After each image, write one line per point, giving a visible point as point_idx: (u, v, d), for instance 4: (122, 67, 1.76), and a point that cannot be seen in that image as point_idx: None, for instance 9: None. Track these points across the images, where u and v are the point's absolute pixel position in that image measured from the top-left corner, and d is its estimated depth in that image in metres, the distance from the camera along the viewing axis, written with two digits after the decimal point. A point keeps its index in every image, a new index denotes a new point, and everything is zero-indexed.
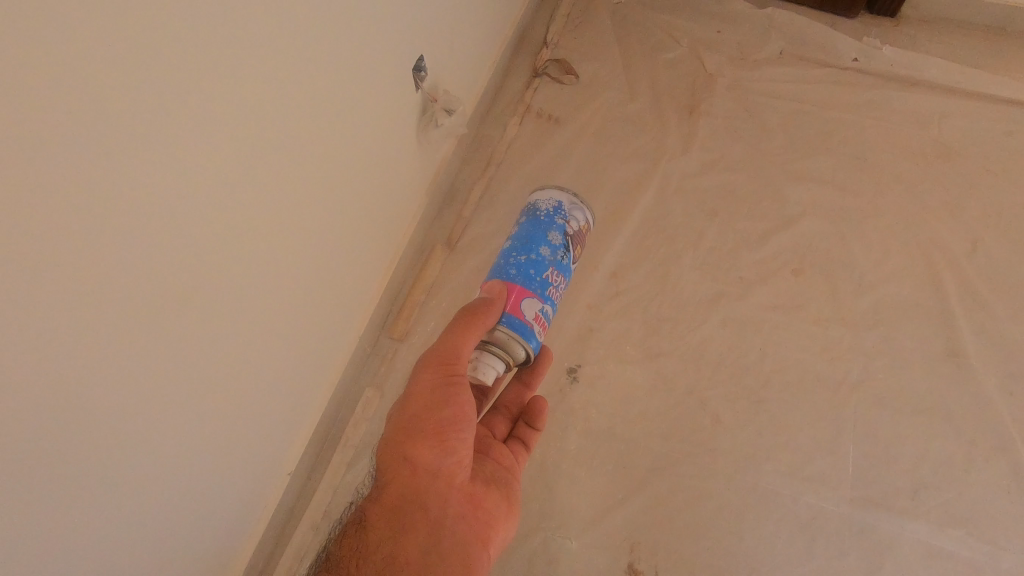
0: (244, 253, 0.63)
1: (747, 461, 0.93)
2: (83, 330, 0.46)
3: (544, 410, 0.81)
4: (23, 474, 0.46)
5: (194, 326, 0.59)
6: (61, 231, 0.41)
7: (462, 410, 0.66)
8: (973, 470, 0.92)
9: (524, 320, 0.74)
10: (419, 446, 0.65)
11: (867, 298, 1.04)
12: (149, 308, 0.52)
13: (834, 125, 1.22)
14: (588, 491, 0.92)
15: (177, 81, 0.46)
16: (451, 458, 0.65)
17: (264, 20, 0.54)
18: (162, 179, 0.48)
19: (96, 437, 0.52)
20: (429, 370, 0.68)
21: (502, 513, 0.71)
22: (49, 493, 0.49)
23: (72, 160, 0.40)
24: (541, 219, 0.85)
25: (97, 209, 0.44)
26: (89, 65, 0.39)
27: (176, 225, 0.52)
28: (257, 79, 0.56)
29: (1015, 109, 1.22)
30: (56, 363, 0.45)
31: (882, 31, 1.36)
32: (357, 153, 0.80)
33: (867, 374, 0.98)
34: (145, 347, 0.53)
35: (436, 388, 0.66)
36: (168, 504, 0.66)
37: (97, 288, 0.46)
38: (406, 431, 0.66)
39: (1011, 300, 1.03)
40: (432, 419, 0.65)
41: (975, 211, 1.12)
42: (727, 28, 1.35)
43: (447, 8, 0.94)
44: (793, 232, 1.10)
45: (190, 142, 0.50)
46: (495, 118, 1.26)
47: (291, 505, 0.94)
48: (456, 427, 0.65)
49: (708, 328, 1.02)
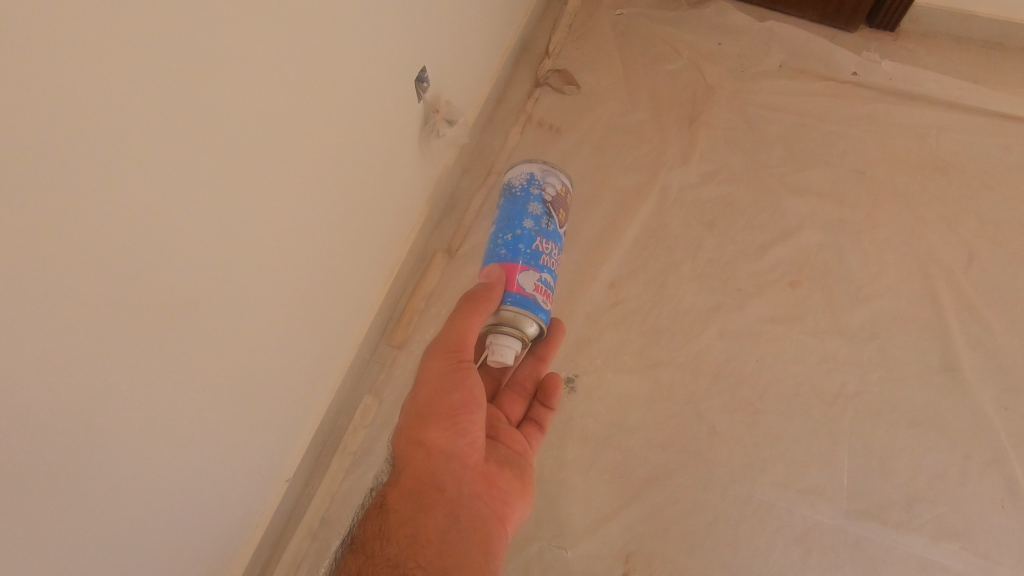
0: (256, 235, 0.65)
1: (743, 472, 0.93)
2: (89, 340, 0.48)
3: (558, 387, 0.82)
4: (44, 445, 0.48)
5: (208, 306, 0.61)
6: (87, 211, 0.43)
7: (471, 392, 0.67)
8: (968, 483, 0.92)
9: (524, 293, 0.74)
10: (432, 428, 0.65)
11: (864, 310, 1.05)
12: (165, 287, 0.54)
13: (833, 137, 1.23)
14: (584, 500, 0.92)
15: (183, 99, 0.48)
16: (463, 439, 0.66)
17: (274, 12, 0.56)
18: (180, 161, 0.50)
19: (114, 414, 0.54)
20: (438, 356, 0.69)
21: (517, 493, 0.71)
22: (67, 466, 0.51)
23: (83, 178, 0.42)
24: (517, 194, 0.82)
25: (104, 223, 0.45)
26: (99, 87, 0.41)
27: (194, 207, 0.53)
28: (268, 67, 0.57)
29: (1013, 123, 1.23)
30: (78, 339, 0.47)
31: (882, 44, 1.39)
32: (363, 151, 0.82)
33: (863, 387, 0.99)
34: (160, 326, 0.55)
35: (444, 373, 0.68)
36: (180, 483, 0.68)
37: (102, 299, 0.47)
38: (419, 415, 0.67)
39: (1006, 314, 1.04)
40: (444, 402, 0.66)
41: (972, 224, 1.13)
42: (728, 39, 1.37)
43: (450, 20, 0.96)
44: (790, 243, 1.11)
45: (195, 157, 0.51)
46: (497, 128, 1.27)
47: (289, 510, 0.95)
48: (466, 409, 0.66)
49: (706, 339, 1.03)
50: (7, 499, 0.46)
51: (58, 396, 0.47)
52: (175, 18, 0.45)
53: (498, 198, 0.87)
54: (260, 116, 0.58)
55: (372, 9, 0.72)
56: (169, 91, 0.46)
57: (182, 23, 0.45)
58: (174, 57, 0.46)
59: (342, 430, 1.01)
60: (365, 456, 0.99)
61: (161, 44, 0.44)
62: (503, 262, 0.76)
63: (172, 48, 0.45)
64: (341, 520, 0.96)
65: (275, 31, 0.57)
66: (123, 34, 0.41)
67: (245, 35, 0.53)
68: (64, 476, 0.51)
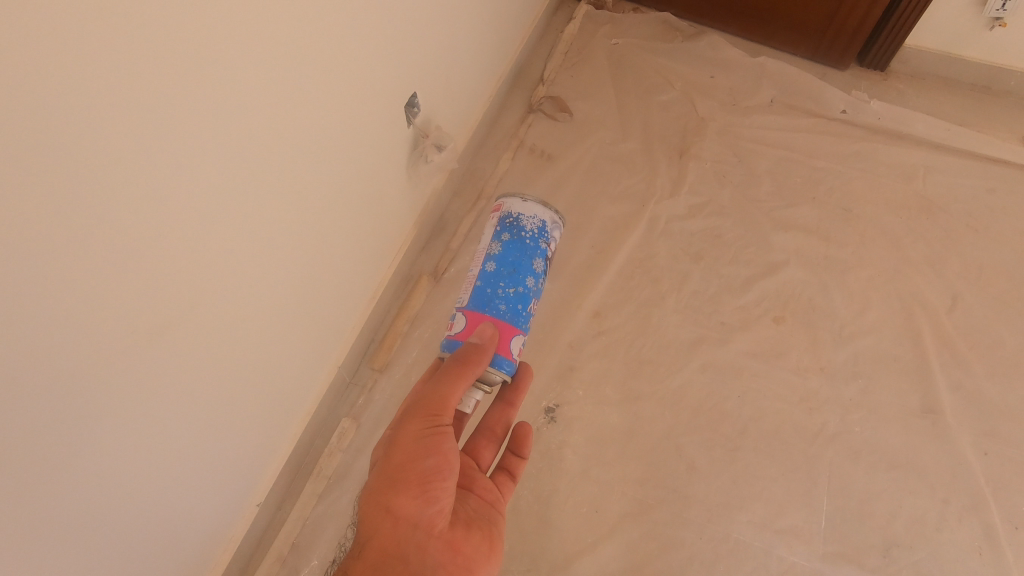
0: (235, 272, 0.64)
1: (720, 511, 0.92)
2: (51, 364, 0.46)
3: (529, 437, 0.81)
4: (21, 477, 0.47)
5: (181, 343, 0.59)
6: (71, 252, 0.44)
7: (446, 459, 0.64)
8: (946, 529, 0.91)
9: (511, 358, 0.76)
10: (401, 495, 0.62)
11: (847, 349, 1.05)
12: (147, 324, 0.54)
13: (821, 174, 1.24)
14: (559, 535, 0.91)
15: (160, 120, 0.47)
16: (434, 508, 0.62)
17: (271, 51, 0.57)
18: (167, 200, 0.50)
19: (91, 447, 0.53)
20: (416, 419, 0.66)
21: (484, 557, 0.65)
22: (42, 500, 0.51)
23: (71, 212, 0.42)
24: (527, 244, 0.81)
25: (68, 244, 0.43)
26: (68, 103, 0.39)
27: (174, 245, 0.53)
28: (260, 105, 0.58)
29: (998, 167, 1.25)
30: (62, 374, 0.47)
31: (871, 84, 1.41)
32: (351, 179, 0.82)
33: (844, 426, 0.99)
34: (138, 362, 0.55)
35: (421, 436, 0.64)
36: (151, 515, 0.67)
37: (65, 323, 0.45)
38: (389, 480, 0.63)
39: (987, 358, 1.04)
40: (416, 468, 0.63)
41: (956, 266, 1.14)
42: (721, 73, 1.38)
43: (443, 46, 0.96)
44: (776, 279, 1.11)
45: (170, 178, 0.50)
46: (488, 152, 1.28)
47: (259, 535, 0.93)
48: (439, 476, 0.63)
49: (688, 373, 1.03)
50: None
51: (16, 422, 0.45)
52: (157, 36, 0.44)
53: (497, 230, 0.83)
54: (241, 138, 0.57)
55: (362, 34, 0.72)
56: (146, 110, 0.45)
57: (167, 42, 0.45)
58: (154, 76, 0.45)
59: (318, 453, 1.00)
60: (340, 481, 0.98)
61: (140, 62, 0.43)
62: (501, 322, 0.75)
63: (152, 67, 0.44)
64: (311, 547, 0.94)
65: (270, 67, 0.58)
66: (118, 73, 0.42)
67: (230, 55, 0.52)
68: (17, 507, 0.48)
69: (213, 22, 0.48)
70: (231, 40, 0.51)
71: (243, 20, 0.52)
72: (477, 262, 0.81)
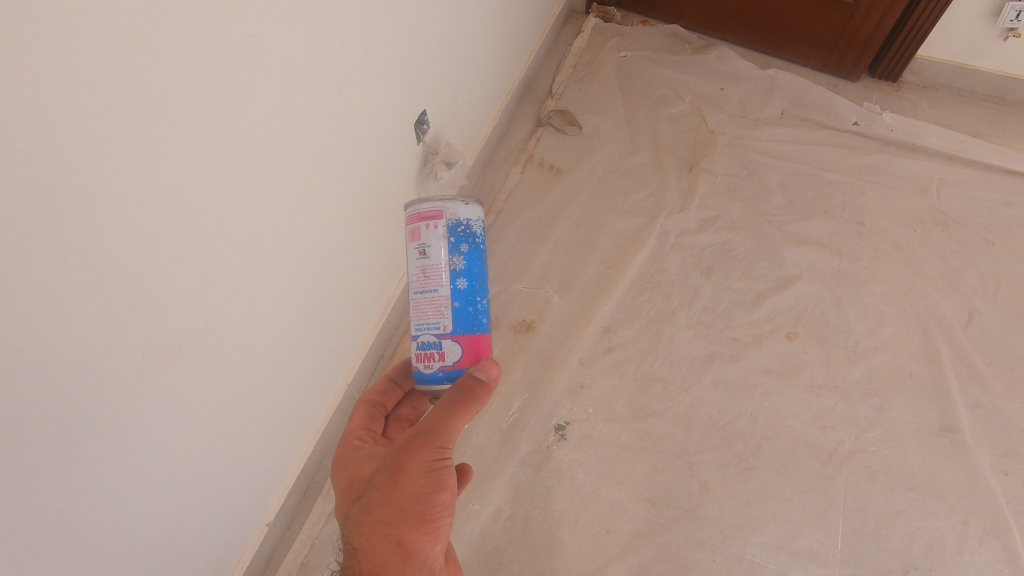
0: (240, 300, 0.64)
1: (734, 531, 0.91)
2: (56, 388, 0.45)
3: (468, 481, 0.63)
4: (43, 499, 0.48)
5: (188, 374, 0.60)
6: (90, 284, 0.45)
7: (454, 490, 0.57)
8: (967, 552, 0.89)
9: None
10: (413, 534, 0.54)
11: (861, 365, 1.03)
12: (162, 350, 0.55)
13: (833, 187, 1.23)
14: (569, 556, 0.89)
15: (162, 142, 0.46)
16: (440, 541, 0.56)
17: (286, 78, 0.59)
18: (180, 229, 0.51)
19: (109, 470, 0.54)
20: (426, 451, 0.55)
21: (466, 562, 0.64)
22: (61, 522, 0.51)
23: (95, 241, 0.44)
24: (483, 252, 0.70)
25: (70, 269, 0.43)
26: (94, 138, 0.41)
27: (187, 276, 0.54)
28: (275, 130, 0.60)
29: (1014, 178, 1.23)
30: (83, 397, 0.48)
31: (882, 95, 1.40)
32: (361, 197, 0.83)
33: (860, 445, 0.97)
34: (151, 391, 0.55)
35: (433, 471, 0.55)
36: (164, 538, 0.67)
37: (68, 347, 0.45)
38: (397, 517, 0.54)
39: (1007, 374, 1.02)
40: (428, 507, 0.55)
41: (972, 281, 1.12)
42: (730, 85, 1.38)
43: (452, 63, 0.97)
44: (788, 294, 1.10)
45: (173, 200, 0.49)
46: (497, 166, 1.27)
47: (268, 555, 0.93)
48: (449, 512, 0.56)
49: (700, 390, 1.01)
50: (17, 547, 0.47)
51: (21, 447, 0.44)
52: (168, 62, 0.44)
53: (451, 243, 0.67)
54: (246, 158, 0.57)
55: (372, 55, 0.73)
56: (148, 134, 0.45)
57: (191, 76, 0.47)
58: (163, 103, 0.45)
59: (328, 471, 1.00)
60: None
61: (153, 89, 0.44)
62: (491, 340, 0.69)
63: (162, 92, 0.45)
64: (320, 566, 0.93)
65: (284, 91, 0.59)
66: (142, 105, 0.43)
67: (234, 77, 0.52)
68: (22, 534, 0.48)
69: (229, 49, 0.50)
70: (249, 67, 0.53)
71: (248, 40, 0.52)
72: (442, 281, 0.66)
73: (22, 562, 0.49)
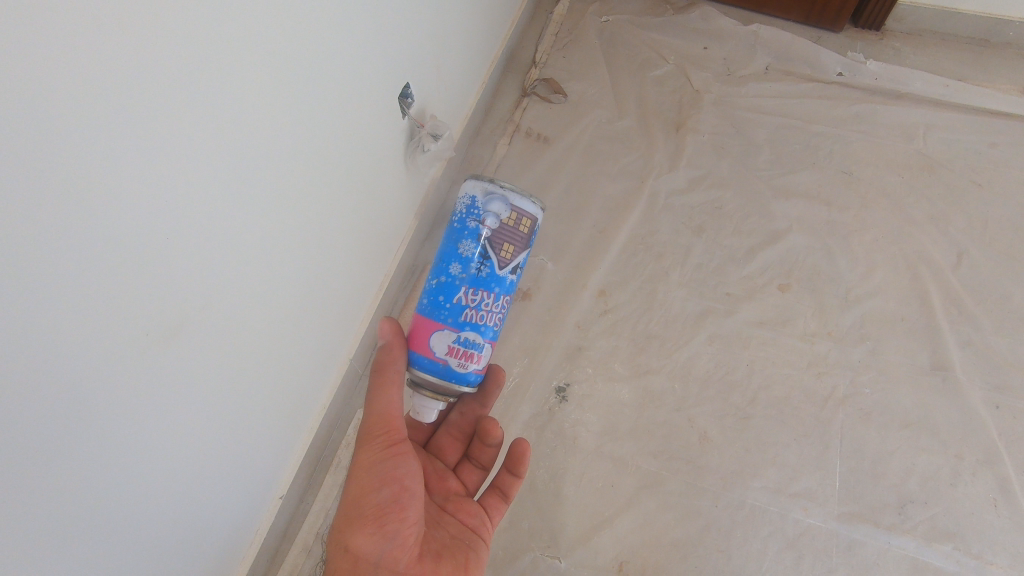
0: (239, 272, 0.63)
1: (736, 478, 0.93)
2: (65, 364, 0.44)
3: (527, 458, 0.71)
4: (69, 477, 0.48)
5: (196, 349, 0.59)
6: (103, 256, 0.44)
7: (401, 487, 0.63)
8: (961, 484, 0.92)
9: (434, 358, 0.66)
10: (358, 532, 0.61)
11: (854, 312, 1.05)
12: (172, 325, 0.55)
13: (821, 139, 1.24)
14: (576, 511, 0.91)
15: (145, 104, 0.44)
16: (392, 542, 0.61)
17: (278, 52, 0.60)
18: (184, 202, 0.51)
19: (125, 448, 0.53)
20: (369, 444, 0.65)
21: None
22: (88, 501, 0.51)
23: (103, 213, 0.43)
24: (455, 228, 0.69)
25: (68, 244, 0.41)
26: (97, 106, 0.40)
27: (191, 249, 0.54)
28: (267, 103, 0.60)
29: (998, 120, 1.25)
30: (104, 370, 0.48)
31: (868, 43, 1.40)
32: (351, 171, 0.83)
33: (855, 389, 0.99)
34: (163, 366, 0.55)
35: (374, 465, 0.64)
36: (178, 519, 0.66)
37: (80, 320, 0.44)
38: (350, 515, 0.63)
39: (995, 312, 1.04)
40: (371, 503, 0.62)
41: (961, 224, 1.13)
42: (714, 44, 1.38)
43: (434, 32, 0.97)
44: (779, 247, 1.12)
45: (162, 173, 0.48)
46: (485, 138, 1.27)
47: (284, 529, 0.96)
48: (396, 507, 0.62)
49: (696, 346, 1.03)
50: (52, 523, 0.48)
51: (30, 438, 0.43)
52: (167, 34, 0.44)
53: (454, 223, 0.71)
54: (229, 131, 0.55)
55: (356, 24, 0.73)
56: (152, 109, 0.45)
57: (190, 50, 0.47)
58: (164, 75, 0.45)
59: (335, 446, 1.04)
60: None
61: (155, 65, 0.44)
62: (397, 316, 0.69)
63: (164, 66, 0.45)
64: None
65: (274, 60, 0.60)
66: (147, 81, 0.44)
67: (218, 46, 0.51)
68: (49, 515, 0.47)
69: (219, 20, 0.50)
70: (240, 37, 0.53)
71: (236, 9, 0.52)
72: None
73: (50, 543, 0.48)
